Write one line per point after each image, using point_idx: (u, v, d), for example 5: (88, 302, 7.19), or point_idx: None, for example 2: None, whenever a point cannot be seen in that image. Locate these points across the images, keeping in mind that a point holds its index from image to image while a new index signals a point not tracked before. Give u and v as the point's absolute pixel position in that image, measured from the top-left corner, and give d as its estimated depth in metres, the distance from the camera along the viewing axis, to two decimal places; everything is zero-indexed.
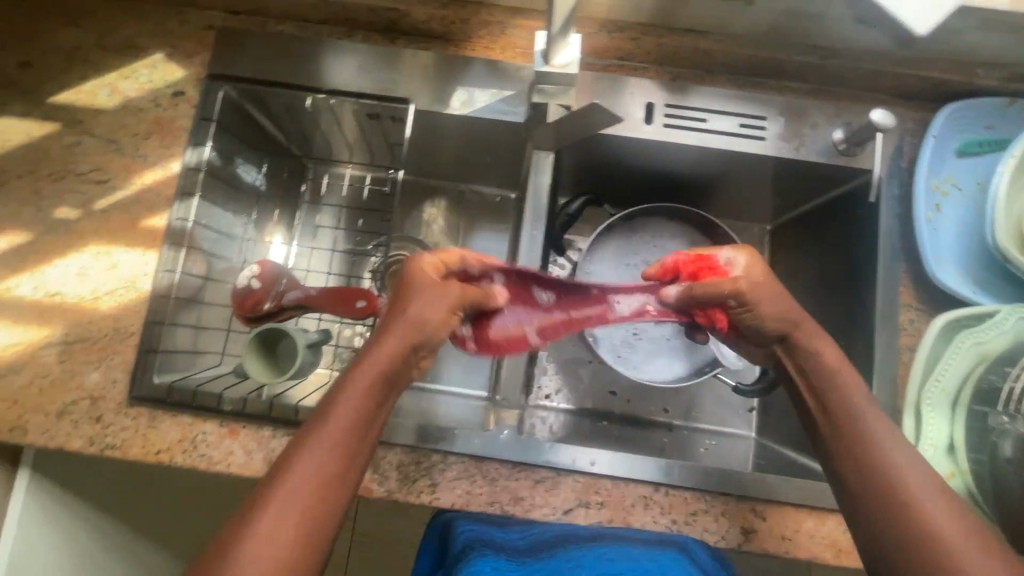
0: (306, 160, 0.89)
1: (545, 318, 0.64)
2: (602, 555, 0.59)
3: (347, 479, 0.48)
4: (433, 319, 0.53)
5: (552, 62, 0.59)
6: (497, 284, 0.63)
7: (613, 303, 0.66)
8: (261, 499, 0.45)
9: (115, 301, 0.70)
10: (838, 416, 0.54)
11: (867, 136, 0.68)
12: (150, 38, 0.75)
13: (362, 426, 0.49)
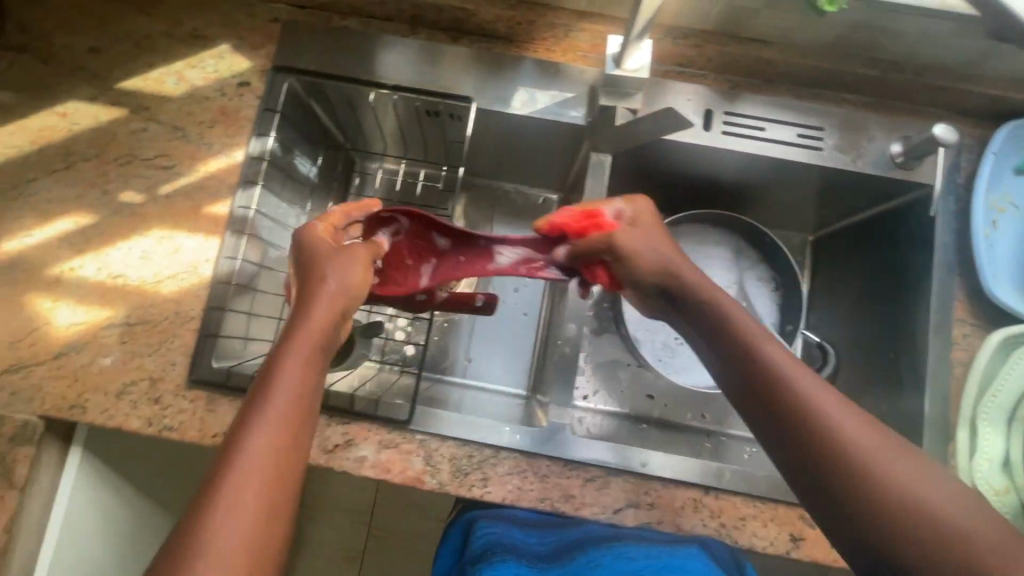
0: (352, 153, 0.90)
1: (440, 265, 0.68)
2: (618, 553, 0.62)
3: (296, 455, 0.45)
4: (344, 285, 0.56)
5: (623, 67, 0.62)
6: (397, 230, 0.67)
7: (499, 253, 0.68)
8: (206, 496, 0.41)
9: (176, 285, 0.71)
10: (784, 401, 0.46)
11: (927, 151, 0.68)
12: (218, 28, 0.77)
13: (302, 392, 0.48)
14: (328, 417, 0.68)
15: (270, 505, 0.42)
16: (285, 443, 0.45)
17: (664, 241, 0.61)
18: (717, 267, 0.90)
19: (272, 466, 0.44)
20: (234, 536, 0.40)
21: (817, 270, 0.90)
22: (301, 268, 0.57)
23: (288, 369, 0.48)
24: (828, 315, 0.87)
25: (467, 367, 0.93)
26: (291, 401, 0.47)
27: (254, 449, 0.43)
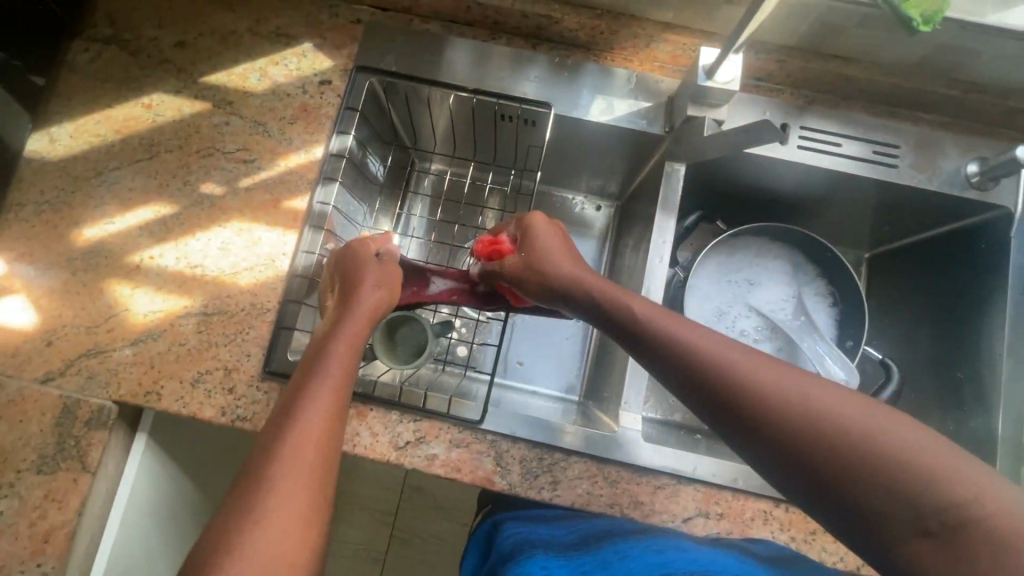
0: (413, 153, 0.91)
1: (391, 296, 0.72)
2: (651, 545, 0.56)
3: (337, 437, 0.50)
4: (385, 295, 0.64)
5: (715, 79, 0.62)
6: None
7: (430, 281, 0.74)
8: (262, 475, 0.45)
9: (253, 278, 0.72)
10: (742, 400, 0.44)
11: (1007, 172, 0.68)
12: (302, 28, 0.78)
13: (346, 369, 0.54)
14: (400, 413, 0.69)
15: (323, 464, 0.48)
16: (331, 410, 0.51)
17: (561, 248, 0.66)
18: (776, 279, 0.90)
19: (323, 429, 0.49)
20: (294, 488, 0.45)
21: (872, 287, 0.91)
22: (343, 279, 0.66)
23: (334, 352, 0.55)
24: (886, 332, 0.87)
25: (521, 370, 0.93)
26: (334, 376, 0.53)
27: (309, 414, 0.49)
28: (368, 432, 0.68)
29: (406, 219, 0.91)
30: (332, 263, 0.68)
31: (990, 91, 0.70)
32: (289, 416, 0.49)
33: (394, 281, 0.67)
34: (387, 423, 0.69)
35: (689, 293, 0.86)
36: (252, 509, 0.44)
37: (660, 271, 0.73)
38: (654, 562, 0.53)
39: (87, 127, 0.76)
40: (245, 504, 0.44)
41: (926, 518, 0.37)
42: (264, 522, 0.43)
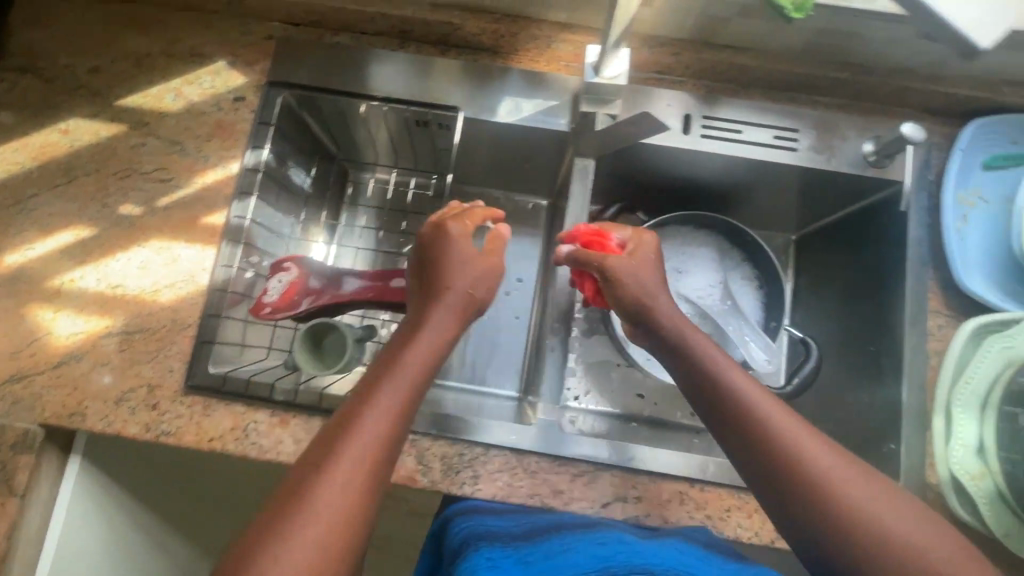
0: (347, 164, 0.93)
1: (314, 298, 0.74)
2: (595, 538, 0.55)
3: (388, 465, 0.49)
4: (476, 294, 0.61)
5: (603, 75, 0.64)
6: (289, 272, 0.76)
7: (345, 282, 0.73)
8: (312, 483, 0.46)
9: (173, 294, 0.73)
10: (785, 448, 0.50)
11: (898, 150, 0.70)
12: (214, 47, 0.79)
13: (418, 381, 0.53)
14: (322, 419, 0.70)
15: (370, 488, 0.47)
16: (393, 429, 0.50)
17: (653, 269, 0.65)
18: (706, 266, 0.92)
19: (381, 451, 0.49)
20: (335, 509, 0.45)
21: (801, 267, 0.93)
22: (426, 263, 0.62)
23: (408, 360, 0.54)
24: (812, 311, 0.89)
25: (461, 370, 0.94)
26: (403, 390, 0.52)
27: (372, 433, 0.49)
28: (291, 439, 0.70)
29: (343, 228, 0.93)
30: (422, 237, 0.64)
31: (878, 72, 0.72)
32: (349, 429, 0.49)
33: (488, 269, 0.62)
34: (310, 429, 0.70)
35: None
36: (294, 515, 0.44)
37: None
38: (592, 557, 0.52)
39: (5, 155, 0.77)
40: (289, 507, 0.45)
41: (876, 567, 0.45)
42: (302, 529, 0.44)
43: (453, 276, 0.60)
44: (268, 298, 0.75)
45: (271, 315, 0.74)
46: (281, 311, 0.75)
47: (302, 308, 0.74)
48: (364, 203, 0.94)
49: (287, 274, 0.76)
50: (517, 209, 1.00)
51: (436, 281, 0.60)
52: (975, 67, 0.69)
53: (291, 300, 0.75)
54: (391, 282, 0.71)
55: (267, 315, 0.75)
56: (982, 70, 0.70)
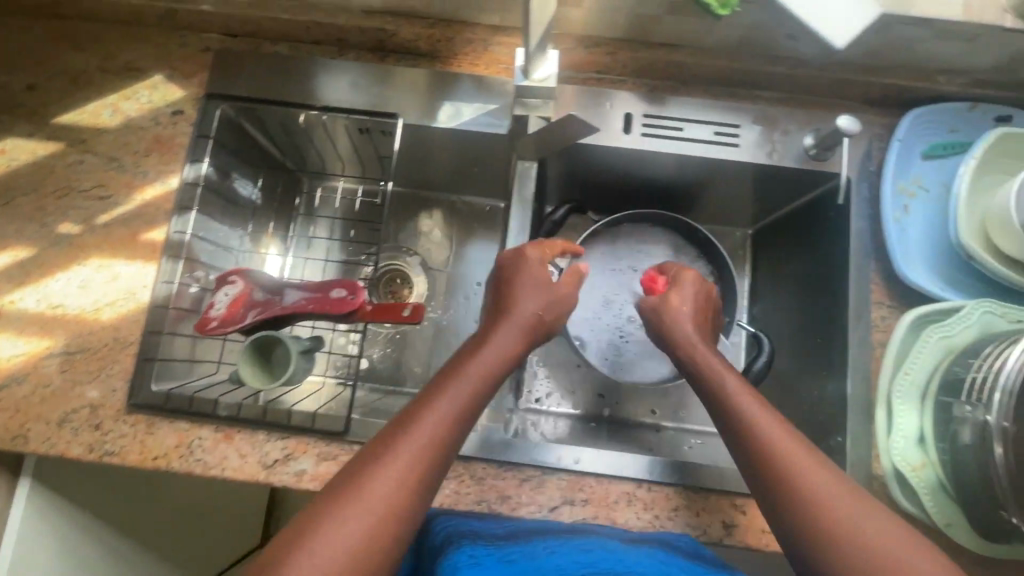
0: (301, 174, 0.92)
1: (258, 311, 0.73)
2: (579, 545, 0.56)
3: (433, 473, 0.53)
4: (542, 317, 0.64)
5: (532, 77, 0.63)
6: (237, 285, 0.75)
7: (290, 294, 0.72)
8: (370, 470, 0.51)
9: (115, 312, 0.72)
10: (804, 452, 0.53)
11: (836, 142, 0.70)
12: (151, 61, 0.79)
13: (475, 396, 0.57)
14: (267, 433, 0.70)
15: (414, 489, 0.51)
16: (443, 438, 0.54)
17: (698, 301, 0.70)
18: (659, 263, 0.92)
19: (429, 457, 0.52)
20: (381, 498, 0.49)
21: (758, 262, 0.93)
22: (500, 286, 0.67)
23: (470, 373, 0.58)
24: (768, 306, 0.89)
25: (421, 376, 0.94)
26: (457, 402, 0.55)
27: (424, 438, 0.53)
28: (236, 455, 0.69)
29: (296, 240, 0.91)
30: (501, 260, 0.68)
31: (815, 65, 0.72)
32: (405, 428, 0.53)
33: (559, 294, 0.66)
34: (255, 443, 0.69)
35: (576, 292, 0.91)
36: (349, 493, 0.49)
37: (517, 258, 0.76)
38: (575, 559, 0.54)
39: None
40: (348, 483, 0.50)
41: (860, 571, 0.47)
42: (354, 507, 0.49)
43: (524, 299, 0.64)
44: (214, 311, 0.73)
45: (217, 330, 0.72)
46: (226, 325, 0.73)
47: (246, 322, 0.72)
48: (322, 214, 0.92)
49: (235, 287, 0.74)
50: (475, 211, 1.01)
51: (506, 302, 0.65)
52: (909, 57, 0.69)
53: (236, 314, 0.73)
54: (330, 293, 0.70)
55: (213, 329, 0.73)
56: (916, 60, 0.70)
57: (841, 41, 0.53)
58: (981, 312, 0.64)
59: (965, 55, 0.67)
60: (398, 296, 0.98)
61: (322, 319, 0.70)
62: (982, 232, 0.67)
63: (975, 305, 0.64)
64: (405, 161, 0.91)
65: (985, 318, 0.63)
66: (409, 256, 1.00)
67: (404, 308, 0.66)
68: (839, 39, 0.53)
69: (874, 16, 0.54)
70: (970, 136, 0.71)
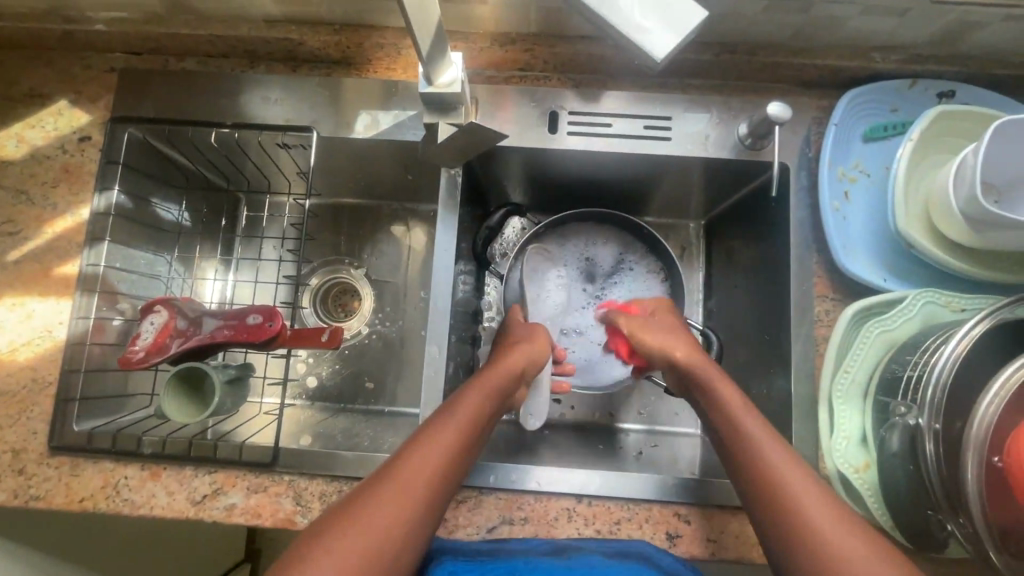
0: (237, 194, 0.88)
1: (187, 339, 0.68)
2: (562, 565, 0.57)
3: (456, 474, 0.52)
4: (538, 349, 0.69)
5: (437, 83, 0.58)
6: (163, 314, 0.70)
7: (221, 321, 0.69)
8: (398, 463, 0.50)
9: (31, 352, 0.70)
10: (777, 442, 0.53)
11: (767, 130, 0.66)
12: (55, 86, 0.75)
13: (483, 420, 0.57)
14: (195, 467, 0.68)
15: (439, 484, 0.50)
16: (467, 437, 0.54)
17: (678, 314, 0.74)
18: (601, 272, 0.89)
19: (455, 454, 0.52)
20: (412, 489, 0.48)
21: (711, 255, 0.90)
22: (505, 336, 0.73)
23: (485, 390, 0.59)
24: (722, 301, 0.86)
25: (372, 392, 0.91)
26: (464, 432, 0.54)
27: (450, 434, 0.53)
28: (164, 492, 0.67)
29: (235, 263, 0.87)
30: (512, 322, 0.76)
31: (741, 49, 0.68)
32: (430, 427, 0.54)
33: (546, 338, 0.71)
34: (183, 479, 0.67)
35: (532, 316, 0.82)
36: (383, 483, 0.48)
37: (446, 269, 0.72)
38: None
39: None
40: (381, 475, 0.49)
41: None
42: (387, 494, 0.47)
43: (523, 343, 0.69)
44: (138, 344, 0.68)
45: (142, 361, 0.67)
46: (150, 355, 0.68)
47: (174, 351, 0.68)
48: (259, 232, 0.89)
49: (162, 316, 0.70)
50: (422, 217, 0.97)
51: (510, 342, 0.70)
52: (838, 36, 0.66)
53: (163, 343, 0.69)
54: (247, 319, 0.68)
55: (138, 359, 0.68)
56: (848, 38, 0.66)
57: (658, 54, 0.39)
58: (923, 302, 0.61)
59: (896, 30, 0.64)
60: (349, 308, 0.96)
61: (240, 346, 0.68)
62: (923, 217, 0.64)
63: (918, 295, 0.61)
64: (334, 176, 0.88)
65: (927, 309, 0.60)
66: (356, 267, 0.97)
67: (322, 333, 0.65)
68: (655, 49, 0.39)
69: (702, 17, 0.39)
70: (912, 114, 0.68)
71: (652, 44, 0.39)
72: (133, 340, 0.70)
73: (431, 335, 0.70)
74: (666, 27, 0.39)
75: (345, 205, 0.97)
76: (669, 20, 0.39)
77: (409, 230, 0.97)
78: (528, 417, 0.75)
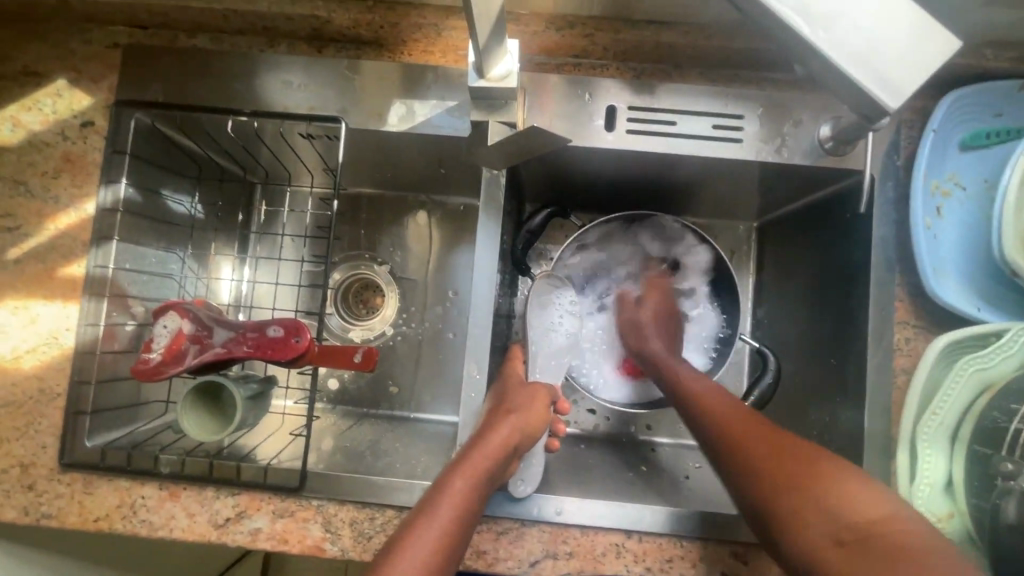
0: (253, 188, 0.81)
1: (206, 352, 0.62)
2: None
3: (462, 542, 0.51)
4: (537, 406, 0.64)
5: (489, 75, 0.51)
6: (175, 320, 0.62)
7: (239, 337, 0.62)
8: (404, 534, 0.49)
9: (37, 360, 0.65)
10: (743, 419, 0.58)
11: (856, 136, 0.58)
12: (53, 63, 0.67)
13: (484, 486, 0.54)
14: (217, 489, 0.63)
15: (446, 552, 0.49)
16: (468, 507, 0.52)
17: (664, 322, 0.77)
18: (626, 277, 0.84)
19: (457, 524, 0.50)
20: (418, 557, 0.47)
21: (762, 262, 0.83)
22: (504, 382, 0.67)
23: (485, 453, 0.56)
24: (774, 312, 0.79)
25: (396, 397, 0.86)
26: (465, 500, 0.52)
27: (449, 504, 0.51)
28: (184, 514, 0.63)
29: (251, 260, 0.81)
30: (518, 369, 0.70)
31: None
32: (432, 493, 0.52)
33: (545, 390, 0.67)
34: (204, 501, 0.63)
35: (530, 361, 0.72)
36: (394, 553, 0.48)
37: (487, 277, 0.65)
38: None
39: None
40: (392, 542, 0.49)
41: (842, 534, 0.46)
42: (397, 563, 0.47)
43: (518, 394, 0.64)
44: (153, 350, 0.62)
45: (158, 372, 0.61)
46: (166, 364, 0.61)
47: (192, 363, 0.62)
48: (276, 229, 0.82)
49: (173, 322, 0.62)
50: (450, 211, 0.90)
51: (510, 390, 0.65)
52: (946, 28, 0.58)
53: (180, 351, 0.62)
54: (268, 332, 0.62)
55: (153, 366, 0.61)
56: (958, 31, 0.58)
57: (892, 102, 0.37)
58: None
59: (1016, 24, 0.56)
60: (371, 304, 0.90)
61: (261, 361, 0.63)
62: None
63: (1022, 329, 0.54)
64: (360, 168, 0.81)
65: None
66: (379, 264, 0.90)
67: (355, 353, 0.61)
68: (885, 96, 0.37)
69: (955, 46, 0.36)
70: (1018, 121, 0.60)
71: (888, 92, 0.37)
72: (147, 345, 0.63)
73: (471, 351, 0.65)
74: (903, 69, 0.37)
75: (367, 197, 0.90)
76: (913, 58, 0.36)
77: (430, 225, 0.90)
78: (517, 482, 0.62)
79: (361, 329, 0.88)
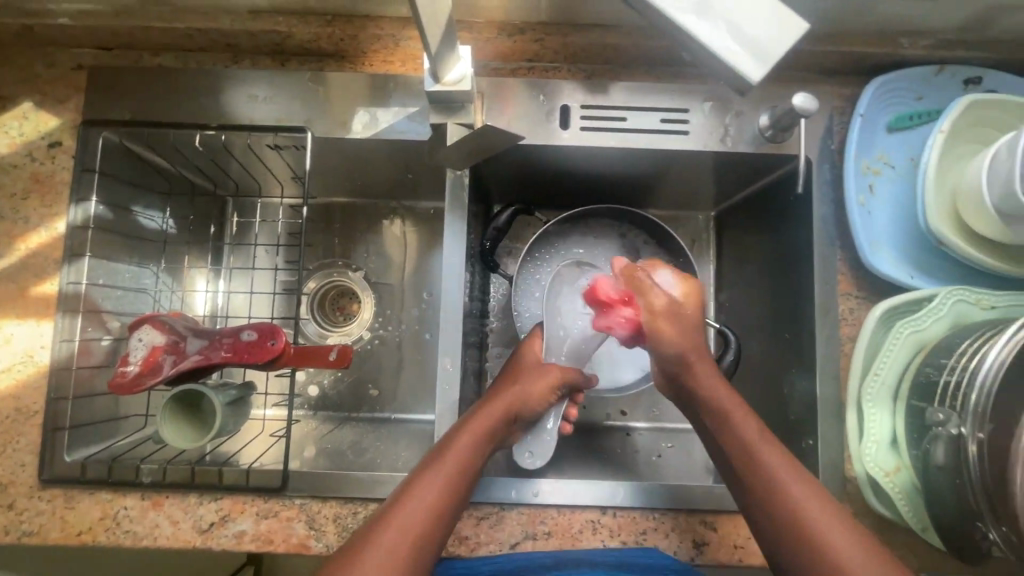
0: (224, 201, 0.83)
1: (183, 360, 0.63)
2: None
3: (452, 510, 0.53)
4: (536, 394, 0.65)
5: (443, 80, 0.54)
6: (151, 331, 0.64)
7: (216, 343, 0.64)
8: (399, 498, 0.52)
9: (12, 379, 0.65)
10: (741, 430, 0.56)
11: (790, 122, 0.63)
12: (17, 86, 0.69)
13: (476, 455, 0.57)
14: (200, 495, 0.64)
15: (436, 518, 0.51)
16: (461, 473, 0.55)
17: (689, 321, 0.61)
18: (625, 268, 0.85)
19: (447, 489, 0.53)
20: (409, 522, 0.50)
21: (721, 248, 0.87)
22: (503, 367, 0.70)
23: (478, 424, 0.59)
24: (734, 295, 0.83)
25: (376, 399, 0.87)
26: (459, 468, 0.54)
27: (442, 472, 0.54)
28: (168, 522, 0.63)
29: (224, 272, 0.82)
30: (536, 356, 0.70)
31: None
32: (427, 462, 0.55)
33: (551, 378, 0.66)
34: (188, 507, 0.64)
35: (553, 344, 0.71)
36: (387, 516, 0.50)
37: (457, 272, 0.68)
38: None
39: None
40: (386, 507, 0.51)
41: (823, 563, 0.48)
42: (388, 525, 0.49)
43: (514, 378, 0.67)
44: (129, 363, 0.62)
45: (133, 383, 0.62)
46: (143, 376, 0.62)
47: (168, 373, 0.63)
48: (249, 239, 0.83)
49: (146, 333, 0.63)
50: (421, 215, 0.93)
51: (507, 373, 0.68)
52: (863, 21, 0.63)
53: (157, 363, 0.63)
54: (242, 336, 0.63)
55: (129, 378, 0.62)
56: (875, 23, 0.63)
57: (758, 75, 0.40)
58: (954, 300, 0.59)
59: (921, 15, 0.61)
60: (348, 310, 0.92)
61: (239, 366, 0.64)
62: (953, 212, 0.61)
63: (948, 293, 0.59)
64: (328, 177, 0.83)
65: (957, 307, 0.59)
66: (354, 270, 0.92)
67: (330, 351, 0.63)
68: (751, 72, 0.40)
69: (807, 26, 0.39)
70: (938, 103, 0.66)
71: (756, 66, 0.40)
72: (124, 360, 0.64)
73: (444, 344, 0.67)
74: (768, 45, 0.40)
75: (337, 206, 0.93)
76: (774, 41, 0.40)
77: (401, 230, 0.92)
78: (525, 454, 0.67)
79: (339, 334, 0.90)
